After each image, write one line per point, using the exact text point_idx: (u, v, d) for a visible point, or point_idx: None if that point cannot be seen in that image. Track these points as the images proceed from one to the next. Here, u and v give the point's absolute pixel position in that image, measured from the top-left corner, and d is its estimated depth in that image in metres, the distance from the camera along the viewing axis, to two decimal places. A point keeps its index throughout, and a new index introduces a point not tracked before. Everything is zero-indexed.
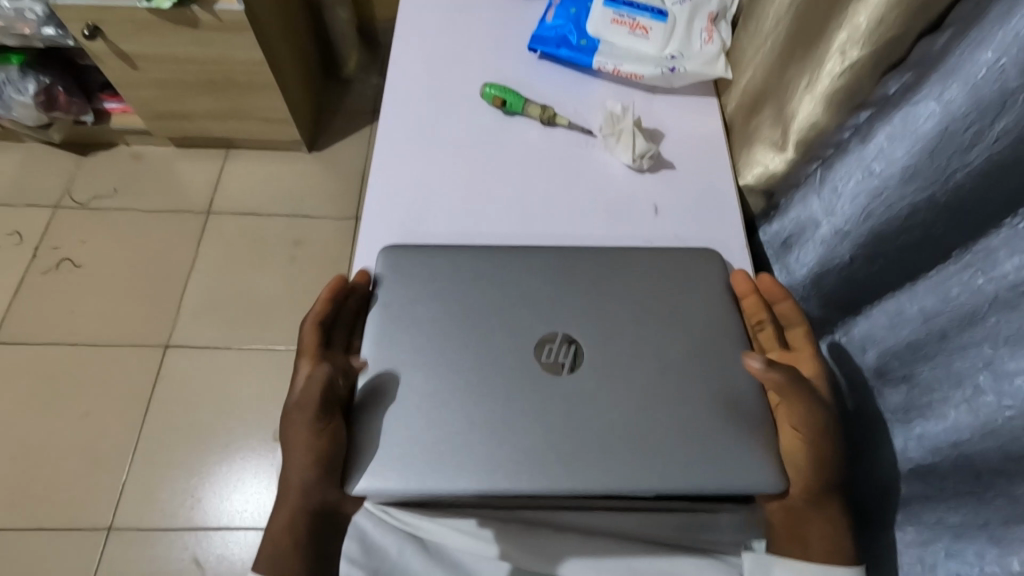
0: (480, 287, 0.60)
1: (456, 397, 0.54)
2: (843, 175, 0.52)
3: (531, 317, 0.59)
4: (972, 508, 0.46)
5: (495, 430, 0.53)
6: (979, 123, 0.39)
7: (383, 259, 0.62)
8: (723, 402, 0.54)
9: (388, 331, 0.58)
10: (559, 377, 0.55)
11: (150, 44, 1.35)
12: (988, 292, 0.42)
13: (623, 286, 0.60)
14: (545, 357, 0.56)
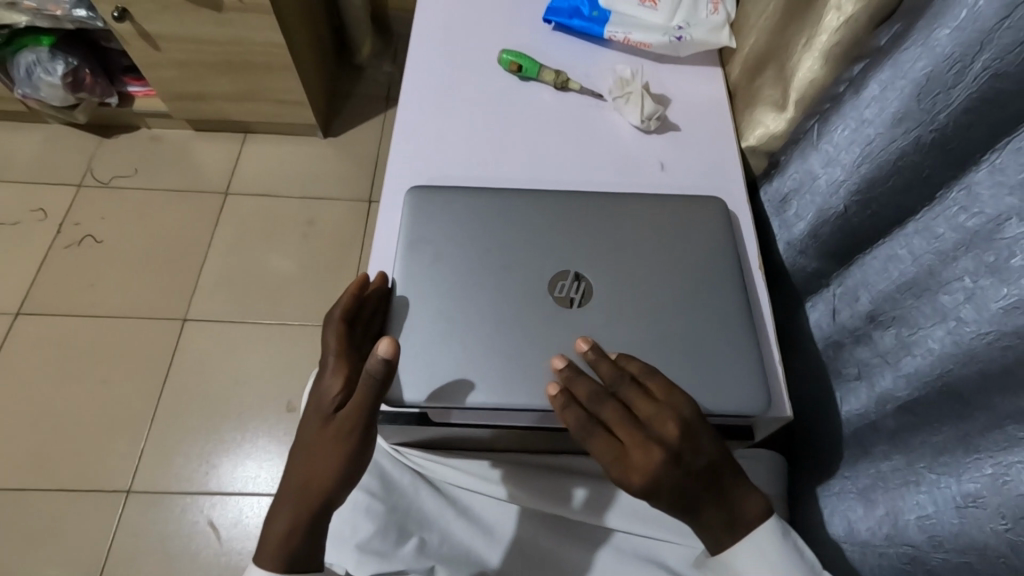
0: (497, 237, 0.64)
1: (474, 331, 0.59)
2: (840, 128, 0.56)
3: (545, 258, 0.63)
4: (954, 425, 0.50)
5: (512, 360, 0.58)
6: (960, 62, 0.43)
7: (408, 201, 0.66)
8: (710, 341, 0.59)
9: (413, 272, 0.62)
10: (568, 310, 0.60)
11: (176, 25, 1.40)
12: (970, 225, 0.46)
13: (630, 230, 0.64)
14: (558, 293, 0.61)
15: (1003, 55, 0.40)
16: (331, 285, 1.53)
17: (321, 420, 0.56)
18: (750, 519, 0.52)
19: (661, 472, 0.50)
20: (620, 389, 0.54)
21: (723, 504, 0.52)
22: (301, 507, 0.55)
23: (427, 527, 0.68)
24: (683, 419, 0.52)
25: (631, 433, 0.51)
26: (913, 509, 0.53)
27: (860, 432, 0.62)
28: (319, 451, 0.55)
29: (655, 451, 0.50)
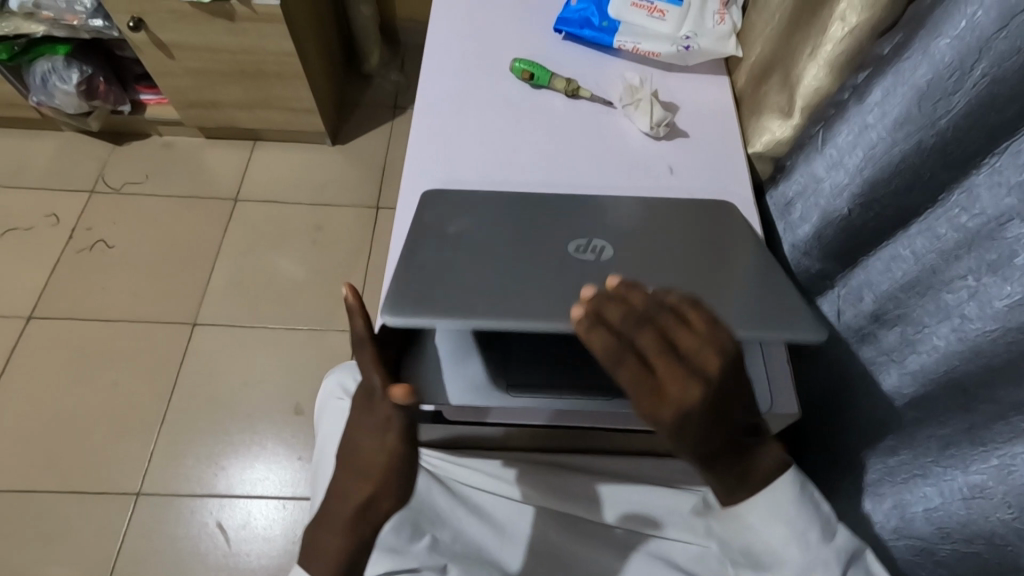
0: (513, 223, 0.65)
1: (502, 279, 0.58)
2: (843, 132, 0.58)
3: (563, 230, 0.64)
4: (958, 418, 0.51)
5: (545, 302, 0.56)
6: (960, 69, 0.45)
7: (423, 197, 0.68)
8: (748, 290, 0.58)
9: (429, 243, 0.62)
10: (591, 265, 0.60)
11: (190, 35, 1.43)
12: (971, 226, 0.47)
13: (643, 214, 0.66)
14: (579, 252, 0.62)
15: (1000, 62, 0.42)
16: (339, 290, 1.55)
17: (363, 446, 0.59)
18: (747, 453, 0.57)
19: (694, 408, 0.50)
20: (664, 321, 0.51)
21: (730, 432, 0.55)
22: (348, 526, 0.58)
23: (440, 525, 0.69)
24: (724, 356, 0.51)
25: (673, 369, 0.50)
26: (921, 501, 0.55)
27: (867, 430, 0.63)
28: (361, 474, 0.58)
29: (694, 387, 0.50)
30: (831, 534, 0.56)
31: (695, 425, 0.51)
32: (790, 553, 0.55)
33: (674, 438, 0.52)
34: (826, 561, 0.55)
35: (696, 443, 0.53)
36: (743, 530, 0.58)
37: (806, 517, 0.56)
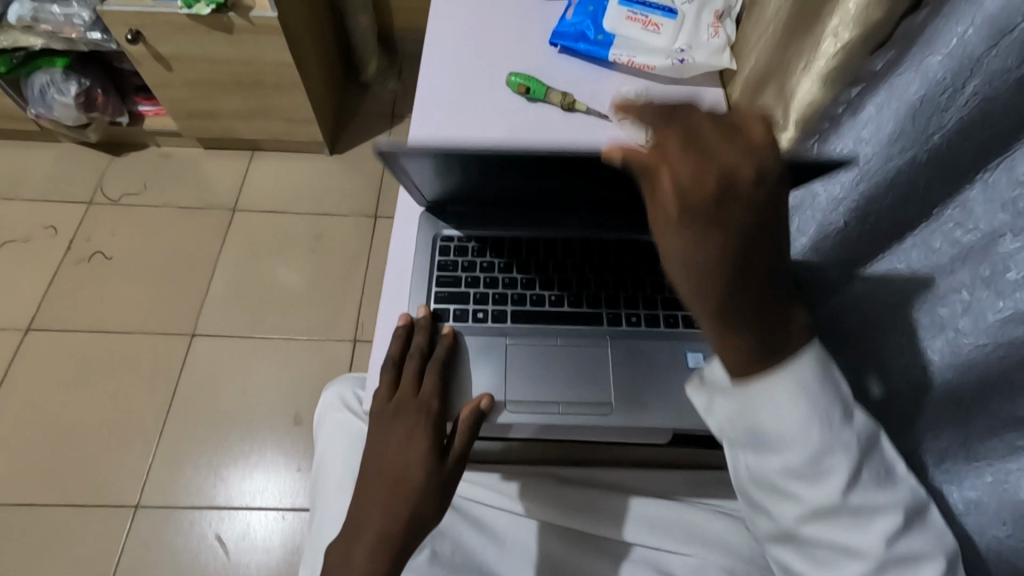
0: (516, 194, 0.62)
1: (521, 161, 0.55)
2: (839, 146, 0.60)
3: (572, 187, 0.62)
4: (956, 433, 0.52)
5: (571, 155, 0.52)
6: (952, 87, 0.45)
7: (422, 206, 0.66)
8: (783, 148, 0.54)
9: None
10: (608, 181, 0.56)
11: (188, 47, 1.44)
12: (965, 241, 0.48)
13: None
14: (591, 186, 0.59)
15: (992, 80, 0.42)
16: (338, 299, 1.55)
17: (410, 463, 0.54)
18: (784, 332, 0.43)
19: (705, 200, 0.39)
20: (687, 118, 0.43)
21: (765, 287, 0.41)
22: (385, 549, 0.53)
23: (440, 539, 0.68)
24: (762, 168, 0.40)
25: (682, 154, 0.40)
26: None
27: None
28: (406, 491, 0.54)
29: (709, 174, 0.39)
30: (851, 416, 0.44)
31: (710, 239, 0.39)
32: (808, 435, 0.43)
33: (683, 259, 0.41)
34: (846, 446, 0.43)
35: (715, 284, 0.40)
36: (756, 407, 0.44)
37: (831, 394, 0.44)
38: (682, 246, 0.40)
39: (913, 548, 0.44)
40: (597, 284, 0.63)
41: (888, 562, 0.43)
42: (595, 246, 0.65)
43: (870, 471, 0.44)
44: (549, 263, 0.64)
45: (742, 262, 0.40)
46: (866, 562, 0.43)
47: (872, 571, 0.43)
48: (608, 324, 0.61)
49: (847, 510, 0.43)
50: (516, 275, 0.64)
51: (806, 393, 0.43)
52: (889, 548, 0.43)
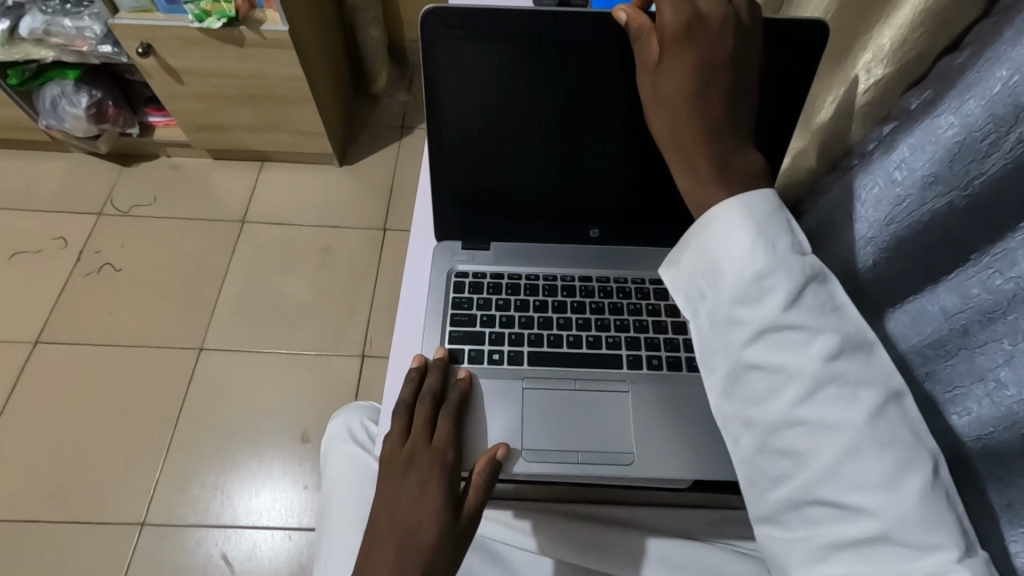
0: (529, 199, 0.62)
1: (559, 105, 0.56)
2: (864, 184, 0.56)
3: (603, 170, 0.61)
4: (996, 492, 0.50)
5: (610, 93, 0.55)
6: (995, 133, 0.43)
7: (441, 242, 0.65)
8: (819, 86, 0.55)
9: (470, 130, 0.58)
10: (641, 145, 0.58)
11: (199, 60, 1.43)
12: (1007, 290, 0.45)
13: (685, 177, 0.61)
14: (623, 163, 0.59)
15: None
16: (347, 313, 1.54)
17: (421, 516, 0.51)
18: (743, 172, 0.47)
19: (677, 34, 0.45)
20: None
21: (725, 125, 0.47)
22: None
23: None
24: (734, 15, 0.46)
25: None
26: None
27: None
28: (416, 550, 0.50)
29: (688, 5, 0.46)
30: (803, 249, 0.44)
31: (679, 66, 0.45)
32: (749, 255, 0.43)
33: (654, 88, 0.47)
34: (793, 269, 0.43)
35: (678, 112, 0.47)
36: (709, 239, 0.46)
37: (777, 223, 0.45)
38: (663, 77, 0.46)
39: (853, 378, 0.42)
40: (616, 322, 0.61)
41: (824, 385, 0.42)
42: (615, 286, 0.64)
43: (815, 298, 0.43)
44: (567, 301, 0.63)
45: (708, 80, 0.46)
46: (802, 383, 0.42)
47: (808, 391, 0.42)
48: (629, 366, 0.59)
49: (787, 328, 0.42)
50: (533, 313, 0.62)
51: (755, 218, 0.44)
52: (826, 371, 0.41)
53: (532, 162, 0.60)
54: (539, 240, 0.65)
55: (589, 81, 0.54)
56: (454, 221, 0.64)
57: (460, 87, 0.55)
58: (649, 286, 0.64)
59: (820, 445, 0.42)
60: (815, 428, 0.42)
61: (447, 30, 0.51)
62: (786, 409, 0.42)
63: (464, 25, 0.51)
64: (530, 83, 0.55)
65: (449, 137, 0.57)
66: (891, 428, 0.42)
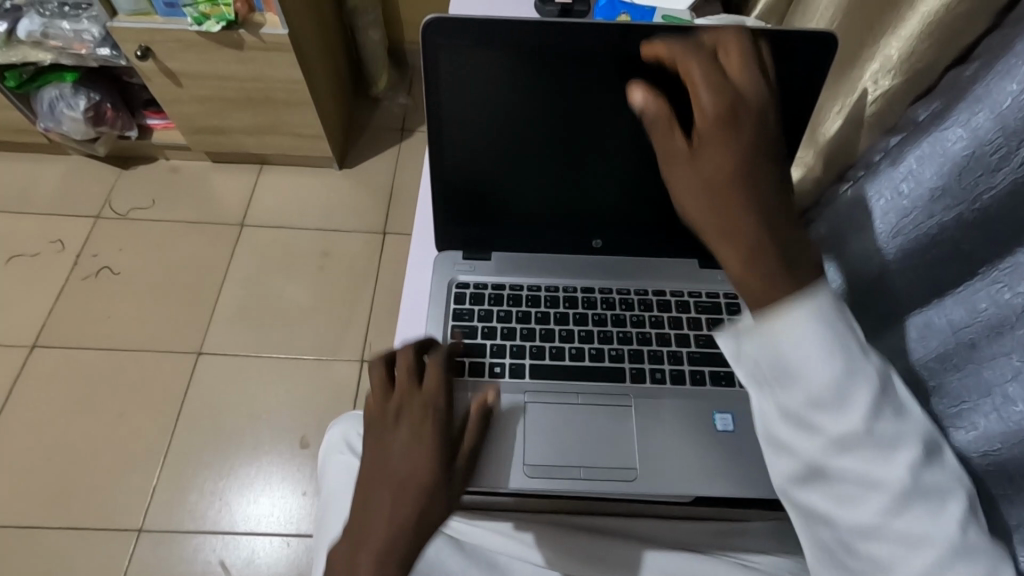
0: (532, 209, 0.62)
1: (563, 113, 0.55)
2: (874, 195, 0.56)
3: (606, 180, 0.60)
4: (1005, 510, 0.49)
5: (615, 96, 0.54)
6: (1004, 147, 0.42)
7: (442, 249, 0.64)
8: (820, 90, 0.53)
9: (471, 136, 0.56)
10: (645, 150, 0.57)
11: (198, 63, 1.42)
12: (1015, 305, 0.45)
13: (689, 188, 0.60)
14: (627, 170, 0.58)
15: None
16: (346, 317, 1.53)
17: (417, 461, 0.50)
18: (794, 264, 0.43)
19: (714, 119, 0.43)
20: (716, 44, 0.46)
21: (772, 212, 0.43)
22: (393, 550, 0.47)
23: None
24: (762, 99, 0.44)
25: (705, 72, 0.44)
26: None
27: None
28: (413, 489, 0.49)
29: (724, 90, 0.43)
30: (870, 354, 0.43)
31: (721, 152, 0.42)
32: (834, 365, 0.41)
33: (694, 178, 0.44)
34: (869, 380, 0.41)
35: (718, 201, 0.43)
36: (777, 340, 0.42)
37: (847, 328, 0.42)
38: (706, 165, 0.43)
39: (935, 486, 0.42)
40: (619, 334, 0.61)
41: (909, 496, 0.41)
42: (618, 297, 0.63)
43: (889, 406, 0.42)
44: (570, 312, 0.62)
45: (753, 167, 0.43)
46: (889, 494, 0.41)
47: (892, 501, 0.41)
48: (632, 380, 0.59)
49: (870, 441, 0.41)
50: (534, 325, 0.61)
51: (828, 319, 0.42)
52: (914, 483, 0.41)
53: (535, 170, 0.59)
54: (541, 250, 0.65)
55: (592, 86, 0.53)
56: (455, 230, 0.63)
57: (463, 95, 0.54)
58: (652, 297, 0.63)
59: (904, 549, 0.42)
60: (902, 541, 0.41)
61: (450, 38, 0.51)
62: (873, 520, 0.42)
63: (465, 32, 0.50)
64: (534, 90, 0.54)
65: (452, 144, 0.57)
66: (976, 541, 0.41)
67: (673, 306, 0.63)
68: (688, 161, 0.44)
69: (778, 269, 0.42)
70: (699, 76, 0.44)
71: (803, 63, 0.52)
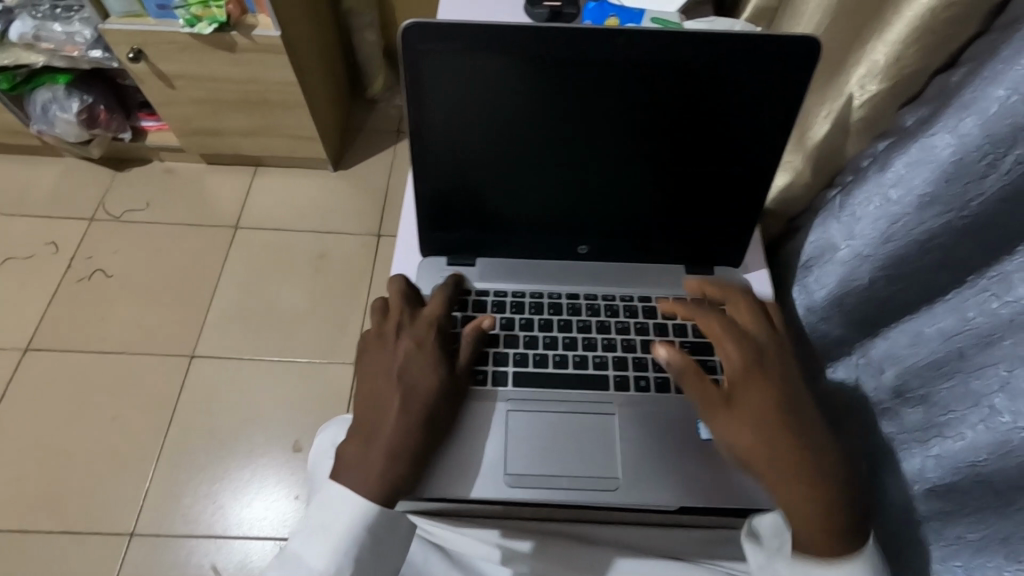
0: (517, 215, 0.61)
1: (547, 117, 0.54)
2: (861, 201, 0.54)
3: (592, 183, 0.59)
4: (993, 523, 0.48)
5: (600, 99, 0.53)
6: (993, 154, 0.42)
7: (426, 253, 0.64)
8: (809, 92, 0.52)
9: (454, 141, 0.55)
10: (631, 152, 0.56)
11: (191, 66, 1.42)
12: (1003, 314, 0.44)
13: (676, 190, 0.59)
14: (612, 173, 0.58)
15: None
16: (341, 320, 1.52)
17: (418, 375, 0.55)
18: (835, 499, 0.49)
19: (739, 366, 0.53)
20: (729, 303, 0.58)
21: (808, 445, 0.50)
22: (402, 449, 0.52)
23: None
24: (778, 349, 0.55)
25: (726, 330, 0.55)
26: None
27: (896, 520, 0.58)
28: (418, 396, 0.54)
29: (745, 345, 0.54)
30: None
31: (755, 395, 0.52)
32: None
33: (736, 421, 0.51)
34: None
35: (755, 432, 0.50)
36: None
37: None
38: (749, 412, 0.51)
39: None
40: (604, 342, 0.61)
41: None
42: (603, 304, 0.63)
43: None
44: (554, 320, 0.62)
45: (788, 417, 0.51)
46: None
47: None
48: (617, 388, 0.58)
49: None
50: (518, 333, 0.61)
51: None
52: None
53: (520, 176, 0.58)
54: (527, 256, 0.64)
55: (575, 91, 0.52)
56: (439, 235, 0.62)
57: (445, 100, 0.52)
58: (638, 303, 0.63)
59: None
60: None
61: (431, 43, 0.49)
62: None
63: (445, 36, 0.49)
64: (523, 94, 0.53)
65: (433, 149, 0.55)
66: None
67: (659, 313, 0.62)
68: (728, 402, 0.52)
69: (826, 506, 0.49)
70: (725, 327, 0.56)
71: (795, 71, 0.50)
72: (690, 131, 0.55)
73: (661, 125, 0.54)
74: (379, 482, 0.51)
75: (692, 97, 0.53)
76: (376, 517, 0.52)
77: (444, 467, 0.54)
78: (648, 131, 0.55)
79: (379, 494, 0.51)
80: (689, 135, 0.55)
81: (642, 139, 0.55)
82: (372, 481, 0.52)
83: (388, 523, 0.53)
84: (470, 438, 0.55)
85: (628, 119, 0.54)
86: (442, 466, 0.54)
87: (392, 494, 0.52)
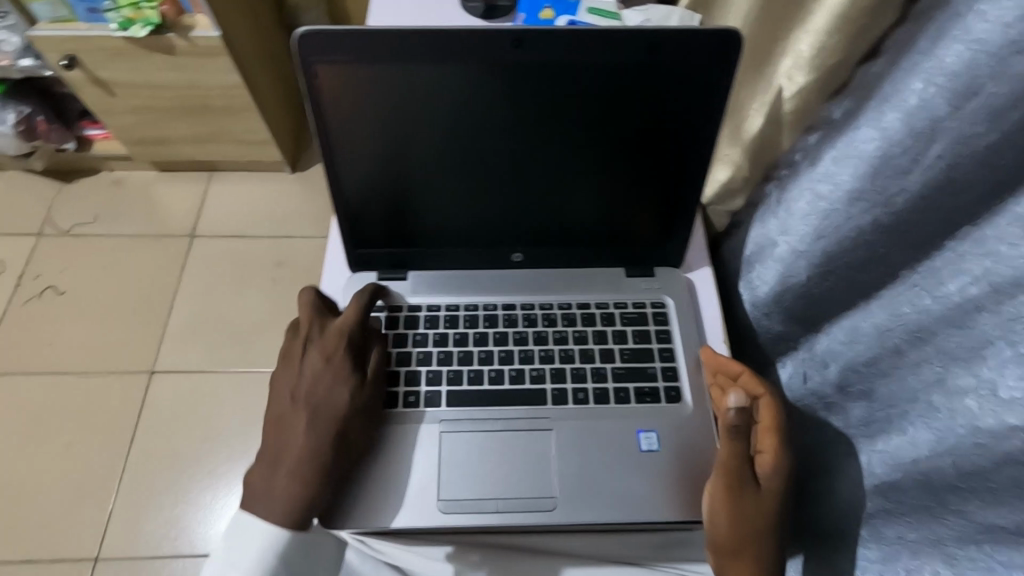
0: (453, 224, 0.60)
1: (468, 124, 0.52)
2: (795, 197, 0.53)
3: (516, 189, 0.57)
4: (929, 525, 0.45)
5: (520, 104, 0.51)
6: (913, 148, 0.41)
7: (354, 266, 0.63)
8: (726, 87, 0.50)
9: (372, 151, 0.53)
10: (554, 157, 0.55)
11: (129, 72, 1.35)
12: (935, 310, 0.43)
13: (606, 193, 0.57)
14: (538, 177, 0.56)
15: (957, 145, 0.38)
16: None
17: (325, 389, 0.55)
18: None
19: (774, 458, 0.52)
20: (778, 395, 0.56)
21: (765, 555, 0.51)
22: (310, 467, 0.52)
23: None
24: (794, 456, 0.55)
25: (779, 421, 0.54)
26: None
27: (834, 526, 0.55)
28: (328, 411, 0.54)
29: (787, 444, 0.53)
30: None
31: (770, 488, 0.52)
32: None
33: (743, 503, 0.51)
34: None
35: (736, 521, 0.51)
36: None
37: None
38: (758, 499, 0.51)
39: None
40: (540, 353, 0.60)
41: None
42: (540, 313, 0.62)
43: None
44: (489, 332, 0.61)
45: (778, 514, 0.52)
46: None
47: None
48: (553, 402, 0.58)
49: None
50: (452, 347, 0.60)
51: None
52: None
53: (452, 184, 0.56)
54: (461, 266, 0.63)
55: (493, 97, 0.50)
56: (367, 252, 0.61)
57: (359, 112, 0.51)
58: (575, 311, 0.62)
59: None
60: None
61: (332, 54, 0.47)
62: None
63: (348, 45, 0.47)
64: (441, 103, 0.51)
65: (352, 164, 0.54)
66: None
67: (597, 319, 0.62)
68: (745, 485, 0.51)
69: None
70: (778, 413, 0.54)
71: (716, 67, 0.48)
72: (616, 133, 0.53)
73: (589, 125, 0.52)
74: (290, 502, 0.52)
75: (618, 100, 0.51)
76: (288, 539, 0.53)
77: (373, 484, 0.54)
78: (571, 136, 0.53)
79: (291, 513, 0.52)
80: (621, 133, 0.53)
81: (577, 139, 0.53)
82: (282, 500, 0.52)
83: (301, 548, 0.54)
84: (401, 454, 0.55)
85: (551, 123, 0.52)
86: (366, 485, 0.54)
87: (305, 513, 0.52)
